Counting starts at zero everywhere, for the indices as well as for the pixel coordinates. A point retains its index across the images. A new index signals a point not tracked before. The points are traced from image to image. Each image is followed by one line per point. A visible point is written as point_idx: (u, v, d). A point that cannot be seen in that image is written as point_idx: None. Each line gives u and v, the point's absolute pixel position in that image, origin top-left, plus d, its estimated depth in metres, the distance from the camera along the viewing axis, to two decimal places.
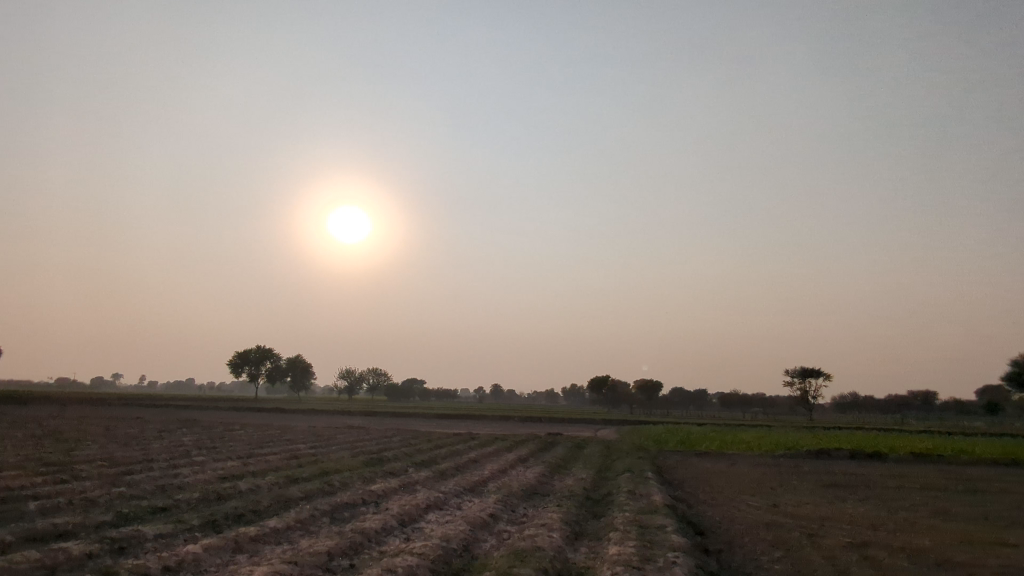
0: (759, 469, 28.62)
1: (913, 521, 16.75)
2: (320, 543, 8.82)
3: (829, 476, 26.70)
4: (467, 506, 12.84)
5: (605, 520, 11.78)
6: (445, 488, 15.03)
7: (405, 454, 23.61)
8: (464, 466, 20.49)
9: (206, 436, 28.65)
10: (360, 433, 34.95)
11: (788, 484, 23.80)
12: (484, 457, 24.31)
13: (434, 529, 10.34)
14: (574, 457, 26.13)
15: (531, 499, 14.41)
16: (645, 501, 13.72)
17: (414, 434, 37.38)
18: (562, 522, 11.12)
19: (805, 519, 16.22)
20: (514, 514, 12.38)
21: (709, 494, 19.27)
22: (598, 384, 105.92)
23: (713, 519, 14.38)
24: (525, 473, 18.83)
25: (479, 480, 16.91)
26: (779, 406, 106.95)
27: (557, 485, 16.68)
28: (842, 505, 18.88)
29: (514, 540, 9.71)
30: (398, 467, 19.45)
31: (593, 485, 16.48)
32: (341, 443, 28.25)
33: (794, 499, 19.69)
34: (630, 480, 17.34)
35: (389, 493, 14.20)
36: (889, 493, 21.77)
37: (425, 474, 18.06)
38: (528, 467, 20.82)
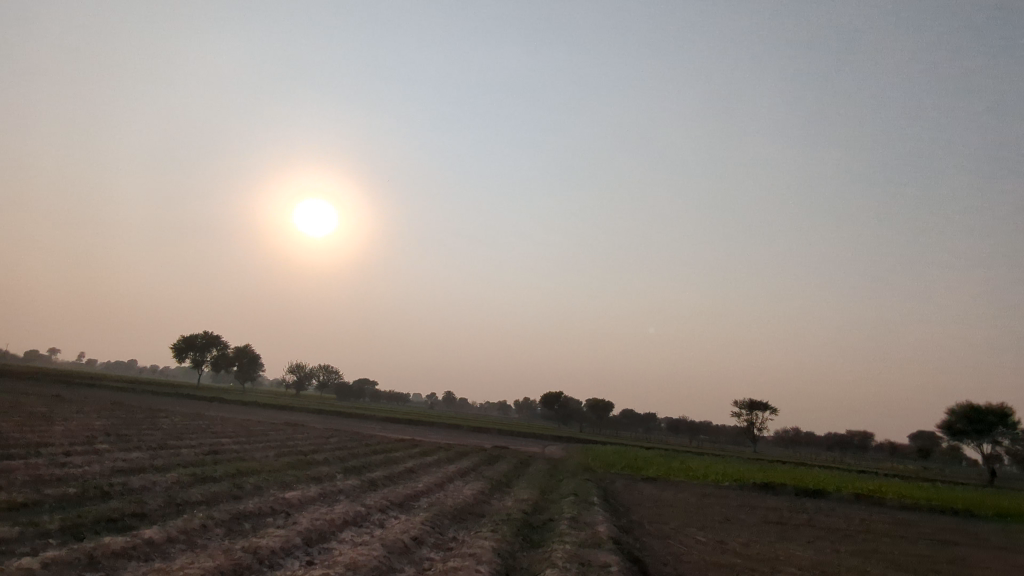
0: (706, 500, 27.80)
1: (862, 568, 15.99)
2: (195, 564, 7.32)
3: (775, 513, 26.03)
4: (388, 524, 11.43)
5: (541, 552, 10.53)
6: (369, 501, 13.54)
7: (337, 459, 21.95)
8: (398, 476, 19.00)
9: (124, 421, 26.45)
10: (295, 432, 32.99)
11: (735, 518, 22.94)
12: (422, 466, 22.84)
13: (343, 553, 8.91)
14: (518, 474, 24.81)
15: (464, 520, 13.06)
16: (588, 532, 12.51)
17: (354, 436, 35.59)
18: (492, 551, 9.81)
19: (754, 561, 15.25)
20: (442, 538, 11.00)
21: (656, 526, 18.22)
22: (551, 400, 104.97)
23: (659, 557, 13.26)
24: (462, 489, 17.46)
25: (410, 493, 15.49)
26: (727, 435, 107.74)
27: (494, 505, 15.35)
28: (791, 546, 18.04)
29: (434, 573, 8.35)
30: (324, 472, 17.86)
31: (533, 508, 15.21)
32: (271, 440, 26.42)
33: (742, 537, 18.78)
34: (574, 505, 16.15)
35: (304, 502, 12.67)
36: (837, 535, 21.06)
37: (353, 482, 16.54)
38: (467, 481, 19.46)
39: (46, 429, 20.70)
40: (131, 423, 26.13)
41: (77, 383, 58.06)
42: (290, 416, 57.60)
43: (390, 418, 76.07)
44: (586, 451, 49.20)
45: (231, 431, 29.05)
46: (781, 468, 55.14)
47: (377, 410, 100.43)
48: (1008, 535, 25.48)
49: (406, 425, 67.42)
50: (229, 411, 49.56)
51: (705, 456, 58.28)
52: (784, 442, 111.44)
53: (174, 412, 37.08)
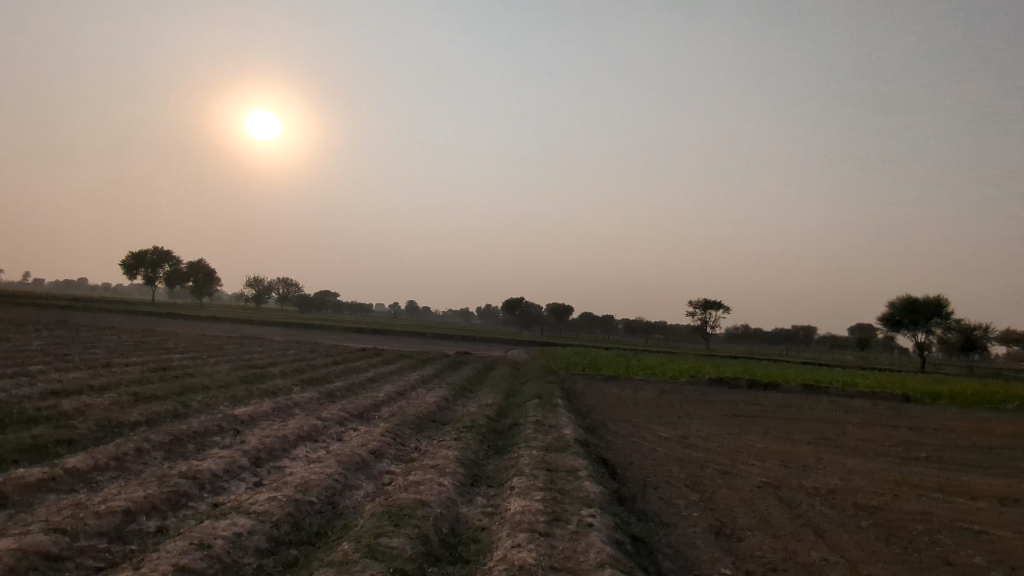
0: (666, 397, 28.42)
1: (818, 455, 16.44)
2: (123, 495, 6.56)
3: (732, 406, 26.79)
4: (346, 438, 10.89)
5: (506, 460, 10.15)
6: (326, 414, 12.90)
7: (293, 371, 21.24)
8: (358, 387, 18.44)
9: (65, 340, 25.09)
10: (251, 345, 32.11)
11: (695, 413, 23.47)
12: (384, 375, 22.40)
13: (295, 472, 8.28)
14: (482, 379, 24.64)
15: (427, 429, 12.59)
16: (555, 436, 12.20)
17: (314, 347, 34.95)
18: (456, 462, 9.35)
19: (717, 454, 15.42)
20: (403, 449, 10.49)
21: (622, 425, 18.30)
22: (512, 305, 105.70)
23: (626, 458, 13.15)
24: (425, 396, 17.06)
25: (370, 403, 14.95)
26: (682, 334, 111.44)
27: (459, 412, 14.96)
28: (750, 437, 18.44)
29: (394, 489, 7.82)
30: (280, 386, 17.15)
31: (498, 414, 14.89)
32: (224, 354, 25.52)
33: (704, 431, 19.12)
34: (540, 408, 15.93)
35: (257, 419, 11.96)
36: (792, 425, 21.73)
37: (310, 394, 15.91)
38: (430, 389, 19.07)
39: None
40: (71, 342, 24.78)
41: (17, 303, 55.32)
42: (248, 329, 56.53)
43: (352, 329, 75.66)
44: (547, 354, 49.92)
45: (182, 346, 28.01)
46: (734, 363, 57.35)
47: (338, 320, 99.87)
48: (946, 416, 26.94)
49: (368, 334, 67.21)
50: (183, 326, 48.16)
51: (662, 354, 60.12)
52: (735, 338, 116.18)
53: (121, 329, 35.62)
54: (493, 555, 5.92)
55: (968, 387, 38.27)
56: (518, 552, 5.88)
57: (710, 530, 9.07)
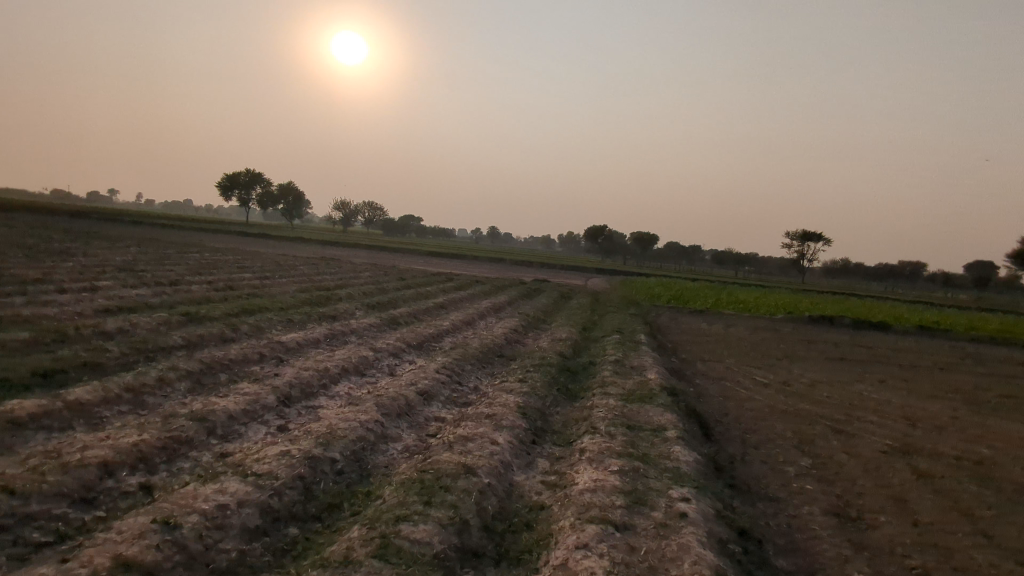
0: (759, 335, 25.96)
1: (951, 412, 13.95)
2: (110, 440, 5.48)
3: (836, 349, 24.08)
4: (397, 374, 9.64)
5: (578, 410, 8.55)
6: (382, 344, 11.72)
7: (361, 295, 20.46)
8: (425, 314, 17.31)
9: (150, 258, 25.54)
10: (329, 267, 32.00)
11: (794, 355, 21.08)
12: (454, 302, 21.23)
13: (327, 415, 7.06)
14: (559, 309, 23.14)
15: (490, 366, 11.16)
16: (637, 381, 10.48)
17: (390, 271, 34.52)
18: (517, 409, 7.85)
19: (825, 407, 13.27)
20: (460, 390, 9.11)
21: (711, 368, 16.35)
22: (594, 233, 102.57)
23: (719, 411, 11.33)
24: (495, 327, 15.68)
25: (433, 332, 13.71)
26: (774, 267, 105.19)
27: (529, 347, 13.50)
28: (864, 388, 16.03)
29: (439, 445, 6.42)
30: (345, 310, 16.28)
31: (572, 350, 13.33)
32: (298, 276, 25.22)
33: (806, 377, 16.87)
34: (619, 346, 14.21)
35: (307, 347, 10.92)
36: (912, 374, 18.98)
37: (372, 320, 14.87)
38: (501, 319, 17.69)
39: (57, 265, 19.66)
40: (155, 260, 25.23)
41: (124, 221, 58.52)
42: (332, 251, 57.54)
43: (432, 253, 75.92)
44: (629, 284, 47.69)
45: (261, 266, 28.09)
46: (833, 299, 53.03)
47: (420, 244, 100.75)
48: None
49: (447, 259, 67.13)
50: (268, 247, 49.32)
51: (753, 288, 56.45)
52: (833, 273, 108.63)
53: (208, 248, 36.51)
54: (549, 556, 4.38)
55: None
56: (582, 555, 4.30)
57: (831, 511, 7.21)
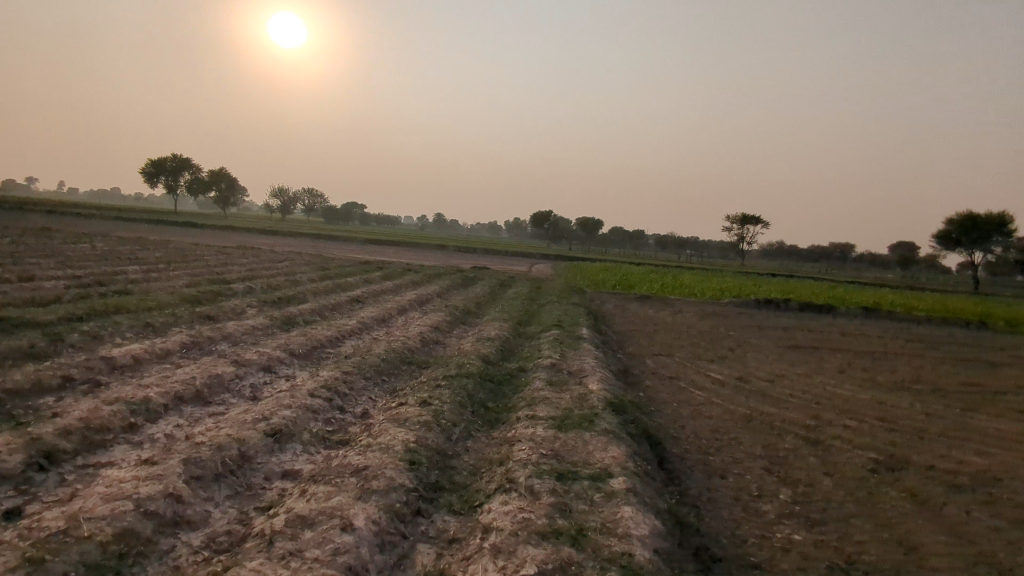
0: (707, 322, 24.54)
1: (920, 410, 12.63)
2: None
3: (787, 335, 22.92)
4: (257, 402, 7.19)
5: (493, 447, 6.35)
6: (256, 354, 9.22)
7: (264, 288, 17.74)
8: (333, 310, 14.82)
9: (17, 248, 21.84)
10: (241, 256, 28.78)
11: (746, 345, 19.62)
12: (374, 294, 18.75)
13: (96, 485, 4.58)
14: (494, 299, 20.93)
15: (393, 380, 8.87)
16: (575, 395, 8.38)
17: (312, 260, 31.48)
18: (402, 454, 5.58)
19: (790, 410, 11.62)
20: (337, 423, 6.76)
21: (661, 366, 14.51)
22: (540, 219, 100.86)
23: (675, 427, 9.39)
24: (411, 325, 13.33)
25: (331, 334, 11.28)
26: (715, 249, 106.24)
27: (449, 350, 11.25)
28: (825, 384, 14.60)
29: (262, 538, 4.08)
30: (232, 308, 13.60)
31: (501, 353, 11.14)
32: (199, 267, 22.03)
33: (762, 371, 15.34)
34: (558, 347, 12.13)
35: (147, 362, 8.32)
36: (868, 365, 17.84)
37: (260, 319, 12.31)
38: (423, 314, 15.36)
39: None
40: (21, 250, 21.52)
41: (22, 208, 52.71)
42: (257, 239, 53.58)
43: (372, 241, 72.27)
44: (572, 269, 45.95)
45: (158, 257, 24.73)
46: (771, 281, 52.99)
47: (360, 232, 96.80)
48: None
49: (384, 247, 63.88)
50: (183, 235, 45.11)
51: (694, 271, 55.89)
52: (770, 255, 110.83)
53: (104, 237, 32.47)
54: None
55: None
56: None
57: None
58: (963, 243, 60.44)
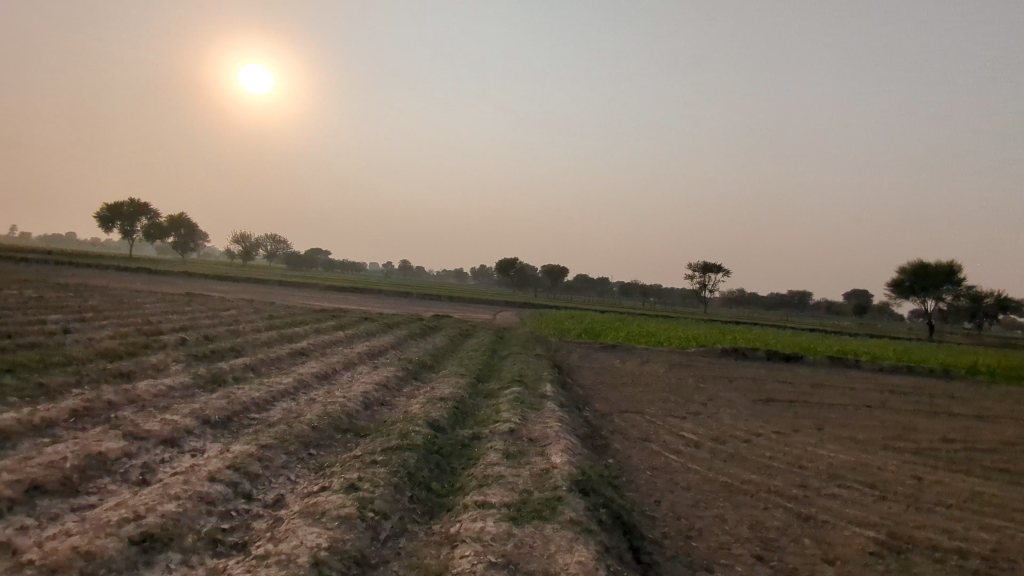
0: (676, 374, 23.60)
1: (907, 472, 11.80)
2: None
3: (758, 387, 22.18)
4: (141, 490, 5.79)
5: (432, 549, 5.10)
6: (159, 423, 7.77)
7: (197, 339, 16.10)
8: (269, 365, 13.31)
9: None
10: (184, 304, 26.89)
11: (717, 399, 18.69)
12: (320, 346, 17.24)
13: None
14: (453, 351, 19.65)
15: (323, 454, 7.54)
16: (535, 470, 7.20)
17: (262, 308, 29.71)
18: (309, 569, 4.29)
19: (774, 477, 10.59)
20: (238, 518, 5.42)
21: (632, 426, 13.39)
22: (506, 266, 100.48)
23: (651, 504, 8.25)
24: (355, 383, 11.95)
25: (258, 396, 9.85)
26: (678, 297, 106.94)
27: (395, 413, 9.95)
28: (805, 444, 13.66)
29: None
30: (152, 364, 12.02)
31: (453, 416, 9.85)
32: (131, 316, 20.19)
33: (738, 430, 14.38)
34: (519, 407, 10.91)
35: (17, 437, 6.82)
36: (844, 421, 17.04)
37: (180, 377, 10.80)
38: (372, 369, 14.00)
39: None
40: None
41: None
42: (209, 286, 51.26)
43: (331, 287, 70.16)
44: (535, 318, 44.90)
45: (87, 305, 22.75)
46: (735, 329, 52.82)
47: (321, 279, 94.31)
48: (1003, 401, 22.74)
49: (343, 293, 61.89)
50: (127, 282, 42.67)
51: (658, 319, 55.46)
52: (731, 303, 112.19)
53: (33, 282, 30.11)
54: None
55: (998, 367, 34.35)
56: None
57: None
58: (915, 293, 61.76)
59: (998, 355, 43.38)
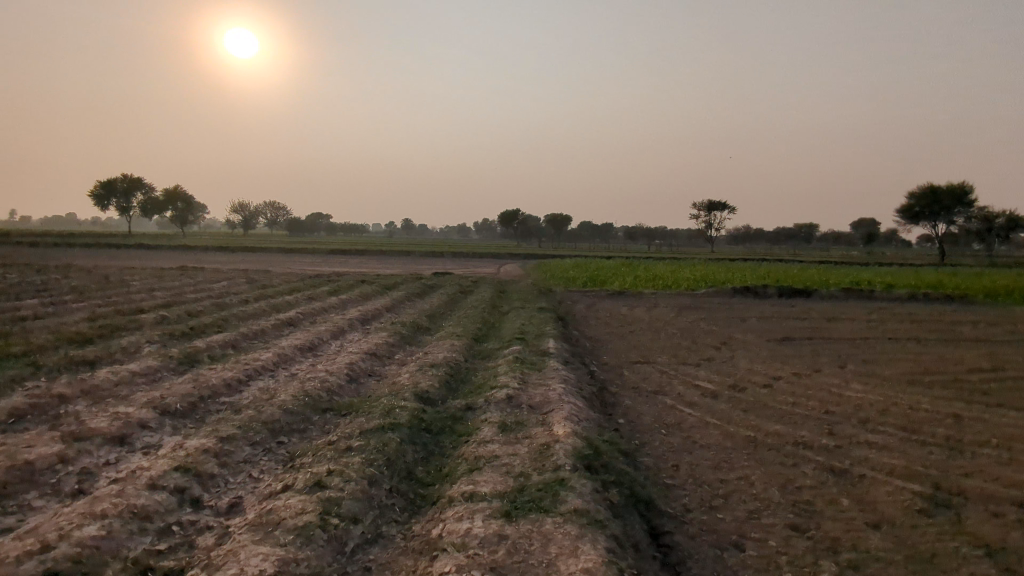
0: (686, 318, 22.67)
1: (942, 410, 10.93)
2: None
3: (773, 326, 21.27)
4: (68, 506, 4.92)
5: (406, 562, 4.23)
6: (108, 418, 6.89)
7: (180, 316, 15.23)
8: (251, 339, 12.41)
9: None
10: (175, 279, 26.01)
11: (731, 342, 17.78)
12: (311, 314, 16.34)
13: None
14: (452, 310, 18.73)
15: (295, 441, 6.68)
16: (534, 445, 6.31)
17: (257, 277, 28.82)
18: None
19: (800, 427, 9.73)
20: (178, 537, 4.55)
21: (643, 379, 12.50)
22: (508, 218, 99.01)
23: (668, 471, 7.40)
24: (341, 354, 11.06)
25: (230, 377, 8.93)
26: (684, 238, 105.38)
27: (382, 385, 9.07)
28: (829, 385, 12.76)
29: None
30: (123, 347, 11.14)
31: (446, 384, 8.94)
32: (115, 295, 19.27)
33: (756, 375, 13.51)
34: (519, 369, 9.99)
35: None
36: (866, 356, 16.14)
37: (150, 360, 9.91)
38: (363, 336, 13.10)
39: None
40: None
41: None
42: (208, 258, 50.48)
43: (331, 251, 69.13)
44: (540, 269, 43.86)
45: (72, 285, 21.87)
46: (744, 267, 51.67)
47: (323, 243, 93.13)
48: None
49: (344, 256, 60.87)
50: (122, 259, 41.69)
51: (664, 261, 54.35)
52: (737, 240, 110.64)
53: (21, 266, 29.24)
54: None
55: (1019, 288, 33.24)
56: None
57: None
58: (925, 217, 60.16)
59: (1016, 274, 42.18)
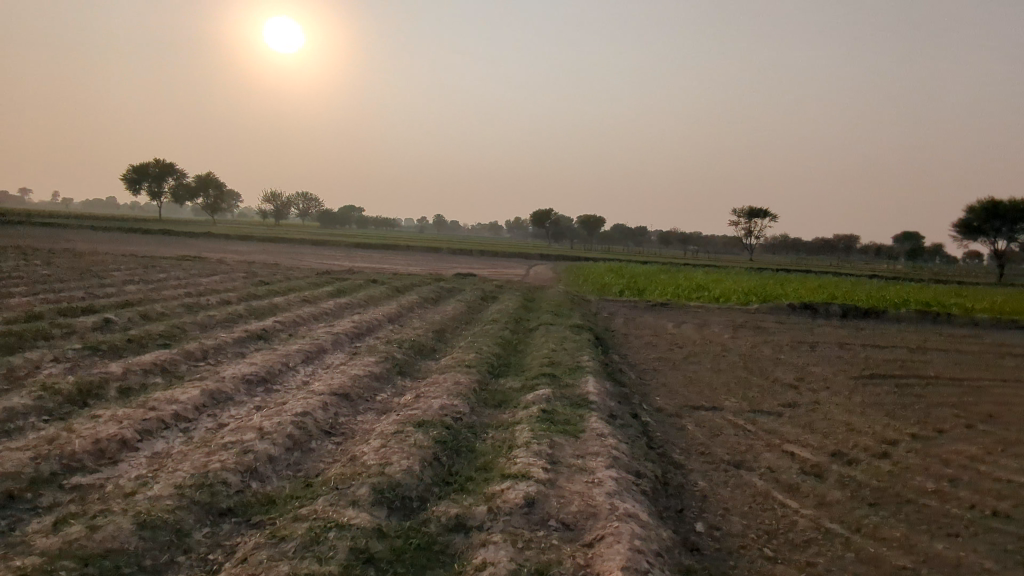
0: (745, 341, 19.18)
1: None
2: None
3: (852, 357, 17.68)
4: None
5: None
6: None
7: (132, 319, 12.30)
8: (195, 362, 9.37)
9: None
10: (167, 270, 23.31)
11: (810, 380, 14.28)
12: (294, 323, 13.33)
13: None
14: (467, 323, 15.55)
15: None
16: None
17: (260, 271, 25.99)
18: None
19: (974, 550, 6.34)
20: None
21: (716, 439, 9.17)
22: (541, 216, 95.78)
23: None
24: (302, 392, 7.98)
25: (109, 437, 5.85)
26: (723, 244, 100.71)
27: (338, 459, 5.93)
28: (969, 459, 9.28)
29: None
30: (12, 366, 8.17)
31: (433, 466, 5.77)
32: (79, 287, 16.46)
33: (862, 436, 10.08)
34: (548, 434, 6.77)
35: None
36: (991, 408, 12.56)
37: (23, 395, 6.90)
38: (343, 361, 10.00)
39: None
40: None
41: None
42: (226, 247, 48.05)
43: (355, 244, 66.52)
44: (571, 273, 40.44)
45: (44, 272, 19.22)
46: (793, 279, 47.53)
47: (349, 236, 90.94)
48: None
49: (366, 251, 58.24)
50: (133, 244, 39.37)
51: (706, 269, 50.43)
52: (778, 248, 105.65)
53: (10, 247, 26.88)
54: None
55: None
56: None
57: None
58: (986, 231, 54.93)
59: None
